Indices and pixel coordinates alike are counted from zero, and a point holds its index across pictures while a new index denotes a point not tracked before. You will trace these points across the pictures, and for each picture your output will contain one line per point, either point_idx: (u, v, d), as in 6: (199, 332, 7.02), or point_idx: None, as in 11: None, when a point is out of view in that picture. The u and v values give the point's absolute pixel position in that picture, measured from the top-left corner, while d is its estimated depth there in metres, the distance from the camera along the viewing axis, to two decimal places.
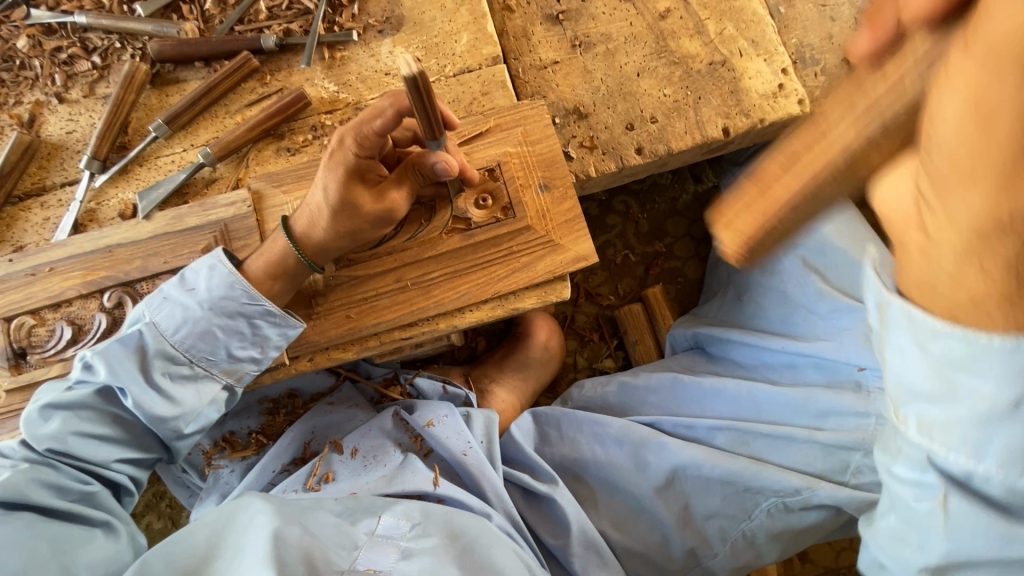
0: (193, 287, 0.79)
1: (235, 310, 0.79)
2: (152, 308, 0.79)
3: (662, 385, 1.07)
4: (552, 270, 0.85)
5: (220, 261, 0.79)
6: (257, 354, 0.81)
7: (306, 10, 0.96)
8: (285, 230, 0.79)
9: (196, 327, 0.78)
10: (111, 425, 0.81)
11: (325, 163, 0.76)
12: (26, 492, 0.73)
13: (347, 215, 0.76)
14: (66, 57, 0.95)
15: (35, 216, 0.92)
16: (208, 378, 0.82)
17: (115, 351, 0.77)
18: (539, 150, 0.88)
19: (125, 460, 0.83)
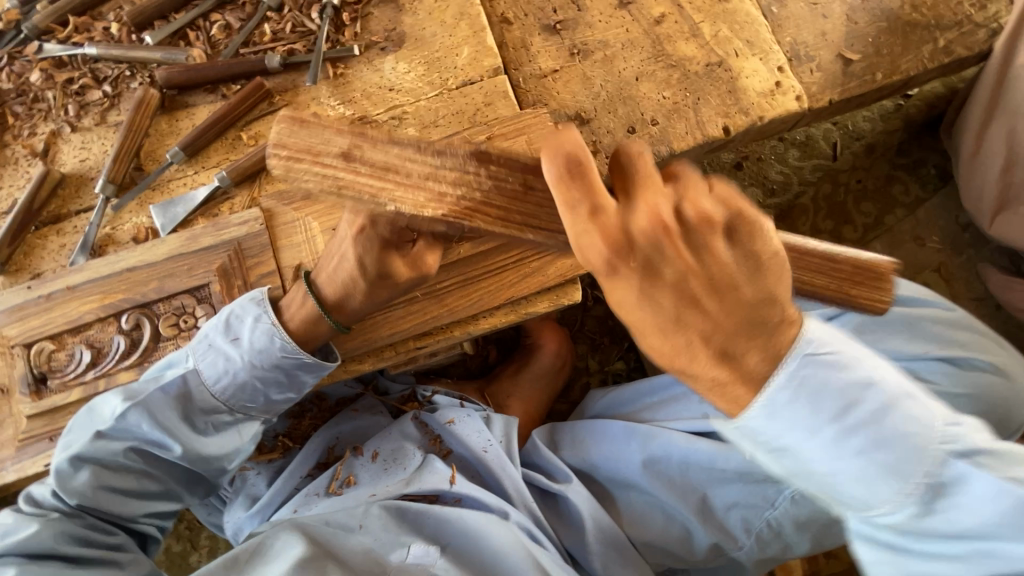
0: (236, 335, 0.80)
1: (275, 362, 0.80)
2: (196, 355, 0.80)
3: (683, 379, 1.04)
4: (563, 274, 0.87)
5: (264, 313, 0.80)
6: (294, 395, 0.84)
7: (310, 31, 0.98)
8: (311, 295, 0.78)
9: (237, 377, 0.80)
10: (141, 479, 0.83)
11: (349, 233, 0.72)
12: (55, 547, 0.76)
13: (382, 281, 0.75)
14: (77, 87, 0.98)
15: (52, 244, 0.93)
16: (247, 422, 0.85)
17: (157, 400, 0.79)
18: (544, 157, 0.90)
19: (152, 513, 0.86)
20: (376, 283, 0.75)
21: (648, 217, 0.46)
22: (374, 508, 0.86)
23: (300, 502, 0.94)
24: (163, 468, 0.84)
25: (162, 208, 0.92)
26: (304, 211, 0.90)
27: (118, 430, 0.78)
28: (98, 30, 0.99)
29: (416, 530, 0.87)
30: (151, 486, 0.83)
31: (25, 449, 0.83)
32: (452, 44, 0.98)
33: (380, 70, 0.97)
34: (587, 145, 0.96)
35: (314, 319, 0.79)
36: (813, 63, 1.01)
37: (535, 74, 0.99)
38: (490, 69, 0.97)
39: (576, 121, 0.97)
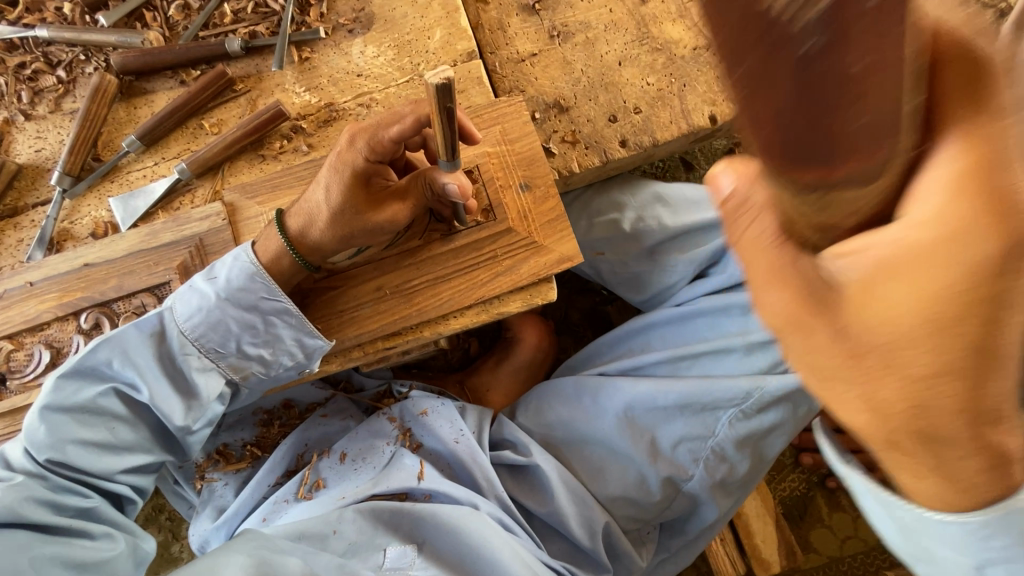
0: (214, 275, 0.78)
1: (252, 303, 0.78)
2: (174, 295, 0.78)
3: (625, 333, 1.04)
4: (537, 272, 0.83)
5: (243, 252, 0.78)
6: (268, 354, 0.81)
7: (274, 12, 0.93)
8: (277, 227, 0.79)
9: (210, 319, 0.77)
10: (111, 427, 0.80)
11: (329, 164, 0.75)
12: (21, 513, 0.72)
13: (345, 219, 0.75)
14: (30, 72, 0.93)
15: (10, 239, 0.90)
16: (217, 371, 0.81)
17: (133, 337, 0.77)
18: (519, 149, 0.85)
19: (129, 471, 0.82)
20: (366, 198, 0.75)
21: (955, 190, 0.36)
22: (347, 513, 0.86)
23: (269, 511, 0.95)
24: (136, 415, 0.81)
25: (121, 201, 0.88)
26: (268, 205, 0.86)
27: (84, 369, 0.77)
28: (50, 11, 0.93)
29: (393, 530, 0.86)
30: (123, 433, 0.80)
31: None
32: (423, 26, 0.92)
33: (348, 54, 0.92)
34: (566, 135, 0.91)
35: (274, 258, 0.78)
36: None
37: (512, 58, 0.94)
38: (464, 53, 0.91)
39: (555, 109, 0.92)
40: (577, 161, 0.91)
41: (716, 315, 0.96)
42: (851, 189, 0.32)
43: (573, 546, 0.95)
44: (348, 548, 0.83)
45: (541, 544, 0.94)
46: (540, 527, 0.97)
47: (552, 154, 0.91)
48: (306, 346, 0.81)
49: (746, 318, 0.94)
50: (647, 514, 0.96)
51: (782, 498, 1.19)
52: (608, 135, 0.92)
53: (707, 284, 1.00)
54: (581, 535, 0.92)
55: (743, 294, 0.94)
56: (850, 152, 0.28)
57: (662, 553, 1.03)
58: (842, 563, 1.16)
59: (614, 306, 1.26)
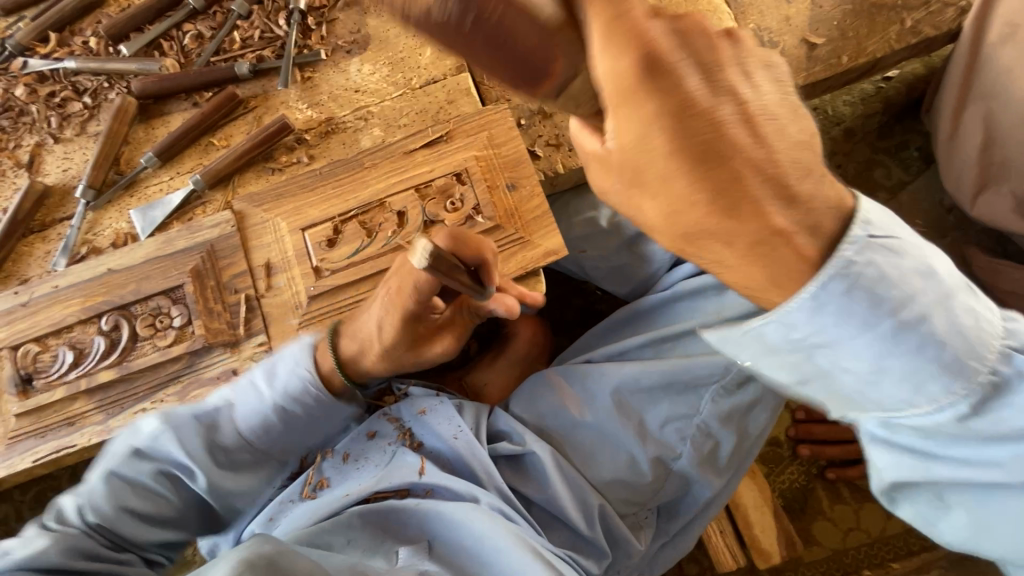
0: (271, 371, 0.81)
1: (306, 406, 0.80)
2: (234, 389, 0.81)
3: (612, 324, 1.09)
4: (524, 267, 0.87)
5: (305, 370, 0.79)
6: (323, 421, 0.88)
7: (278, 38, 1.01)
8: (330, 345, 0.83)
9: (263, 412, 0.79)
10: (159, 508, 0.79)
11: (367, 254, 0.79)
12: (60, 565, 0.71)
13: (383, 276, 0.80)
14: (59, 100, 1.02)
15: (38, 251, 0.97)
16: (272, 457, 0.84)
17: (190, 425, 0.78)
18: (504, 152, 0.91)
19: (163, 546, 0.82)
20: (392, 292, 0.78)
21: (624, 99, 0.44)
22: (355, 520, 0.89)
23: (275, 511, 0.98)
24: (185, 496, 0.81)
25: (141, 212, 0.95)
26: (273, 212, 0.93)
27: (153, 450, 0.78)
28: (78, 44, 1.03)
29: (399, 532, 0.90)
30: (172, 513, 0.80)
31: (15, 446, 0.87)
32: (415, 45, 1.00)
33: (346, 72, 1.00)
34: (550, 139, 0.97)
35: None
36: (778, 49, 1.01)
37: None
38: (453, 67, 0.98)
39: (539, 115, 0.98)
40: (561, 163, 0.97)
41: (693, 297, 1.00)
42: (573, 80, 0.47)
43: (573, 534, 0.97)
44: (364, 553, 0.86)
45: (542, 532, 0.96)
46: (541, 516, 0.98)
47: (537, 157, 0.97)
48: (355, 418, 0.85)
49: (721, 299, 0.97)
50: (641, 496, 0.98)
51: (782, 491, 1.20)
52: None
53: (682, 271, 1.04)
54: (579, 522, 0.94)
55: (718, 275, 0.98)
56: (546, 59, 0.45)
57: (663, 538, 1.04)
58: (846, 555, 1.16)
59: (607, 305, 1.30)
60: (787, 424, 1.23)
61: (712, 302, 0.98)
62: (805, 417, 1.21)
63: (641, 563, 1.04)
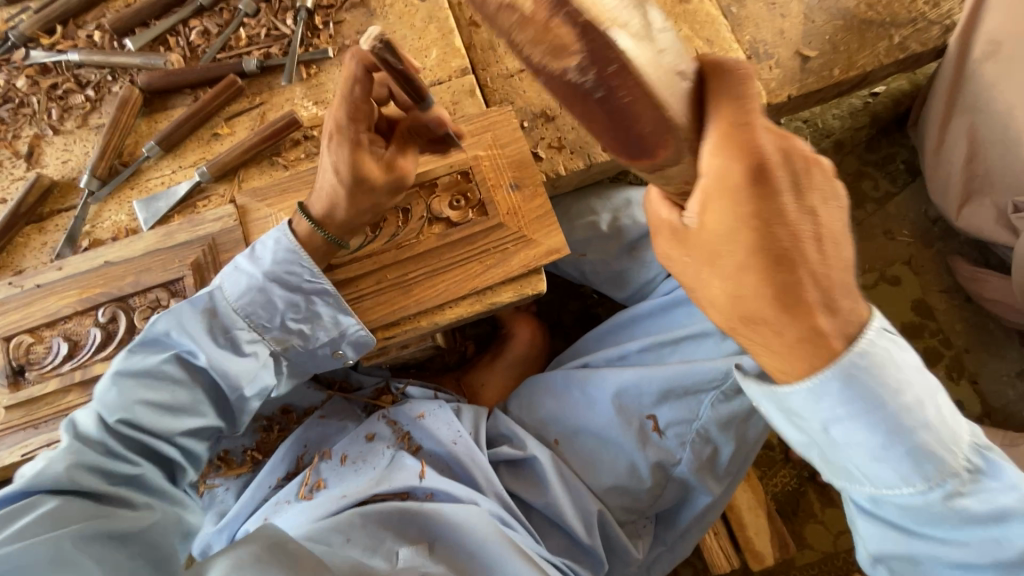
0: (258, 257, 0.82)
1: (296, 282, 0.82)
2: (222, 276, 0.82)
3: (614, 326, 1.10)
4: (527, 264, 0.89)
5: (285, 235, 0.82)
6: (307, 329, 0.84)
7: (285, 35, 1.02)
8: (304, 216, 0.83)
9: (257, 294, 0.80)
10: (172, 395, 0.80)
11: (328, 146, 0.78)
12: (74, 478, 0.73)
13: (360, 192, 0.79)
14: (61, 92, 1.01)
15: (35, 242, 0.96)
16: (263, 343, 0.83)
17: (185, 312, 0.80)
18: (509, 153, 0.93)
19: (186, 435, 0.82)
20: (355, 191, 0.78)
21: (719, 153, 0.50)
22: (357, 518, 0.86)
23: (271, 511, 0.95)
24: (196, 381, 0.82)
25: (144, 203, 0.95)
26: (277, 207, 0.93)
27: (152, 342, 0.80)
28: (82, 38, 1.03)
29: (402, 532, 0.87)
30: (184, 398, 0.81)
31: (4, 439, 0.85)
32: (421, 47, 1.01)
33: None
34: (552, 142, 0.99)
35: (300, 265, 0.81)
36: (773, 61, 1.04)
37: (502, 74, 1.03)
38: (458, 69, 1.00)
39: (542, 119, 1.00)
40: (564, 165, 0.99)
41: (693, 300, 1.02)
42: (672, 165, 0.52)
43: (571, 542, 0.96)
44: (364, 551, 0.82)
45: (540, 539, 0.95)
46: (539, 523, 0.98)
47: (540, 159, 0.99)
48: (339, 323, 0.85)
49: None
50: (640, 502, 0.98)
51: (775, 494, 1.21)
52: (591, 141, 1.00)
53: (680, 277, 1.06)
54: (578, 527, 0.93)
55: None
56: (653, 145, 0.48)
57: (660, 545, 1.04)
58: (837, 558, 1.18)
59: (604, 309, 1.32)
60: (780, 428, 1.25)
61: None
62: None
63: (638, 571, 1.04)
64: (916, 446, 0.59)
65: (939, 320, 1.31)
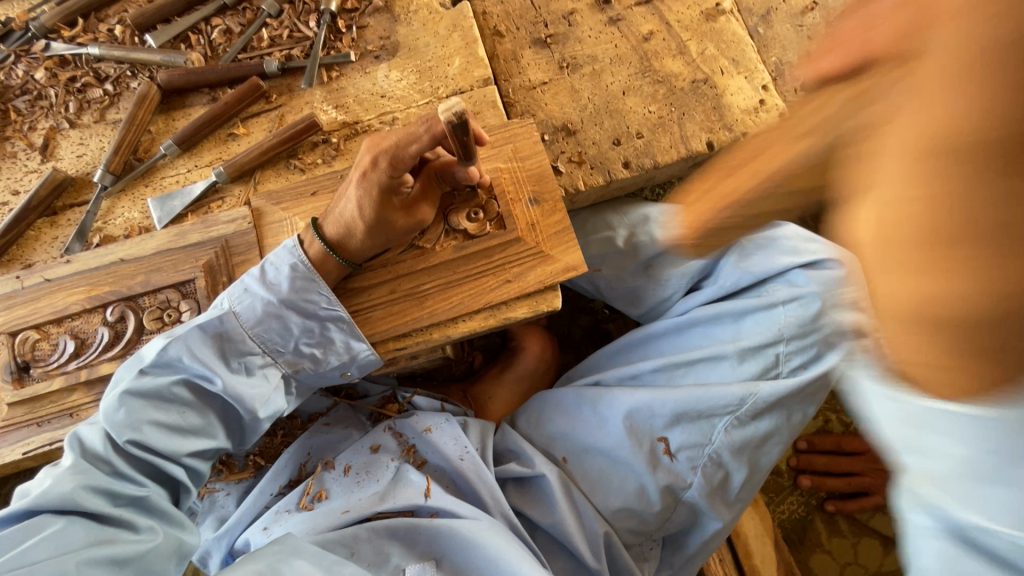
0: (273, 282, 0.81)
1: (311, 311, 0.82)
2: (231, 297, 0.80)
3: (626, 345, 1.08)
4: (544, 280, 0.87)
5: (300, 260, 0.81)
6: (319, 354, 0.84)
7: (307, 38, 1.01)
8: (315, 235, 0.82)
9: (273, 320, 0.81)
10: (183, 415, 0.80)
11: (357, 181, 0.79)
12: (79, 500, 0.72)
13: (382, 230, 0.81)
14: (79, 85, 1.00)
15: (45, 236, 0.95)
16: (274, 366, 0.84)
17: (196, 336, 0.78)
18: (529, 165, 0.92)
19: (194, 456, 0.81)
20: (375, 226, 0.80)
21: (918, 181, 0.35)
22: (362, 533, 0.85)
23: (271, 520, 0.93)
24: (204, 402, 0.81)
25: (159, 201, 0.93)
26: (292, 211, 0.91)
27: (161, 365, 0.78)
28: (103, 32, 1.02)
29: (409, 548, 0.86)
30: (196, 419, 0.80)
31: (5, 436, 0.84)
32: (444, 55, 1.00)
33: (373, 77, 1.00)
34: (573, 156, 0.98)
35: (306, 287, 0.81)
36: (799, 83, 1.03)
37: (524, 86, 1.02)
38: (480, 79, 0.99)
39: (563, 132, 0.99)
40: (583, 180, 0.98)
41: (708, 323, 1.00)
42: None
43: (577, 565, 0.94)
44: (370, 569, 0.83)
45: (545, 561, 0.93)
46: (545, 544, 0.96)
47: (559, 173, 0.98)
48: (351, 349, 0.85)
49: (737, 326, 0.98)
50: (648, 526, 0.96)
51: (781, 520, 1.20)
52: (612, 157, 0.98)
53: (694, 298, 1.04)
54: (585, 550, 0.91)
55: (735, 303, 0.98)
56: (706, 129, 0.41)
57: (666, 570, 1.02)
58: None
59: (615, 325, 1.30)
60: (789, 453, 1.23)
61: (726, 329, 0.98)
62: (807, 447, 1.22)
63: None
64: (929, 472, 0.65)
65: None
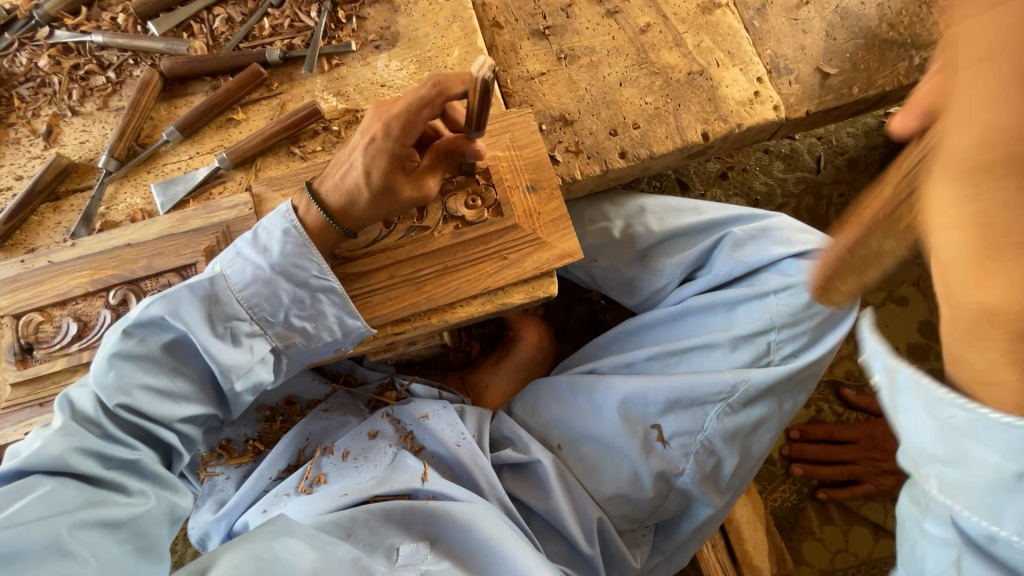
0: (265, 246, 0.80)
1: (302, 280, 0.81)
2: (223, 260, 0.80)
3: (621, 334, 1.10)
4: (540, 267, 0.88)
5: (293, 225, 0.80)
6: (310, 328, 0.83)
7: (308, 27, 1.02)
8: (314, 202, 0.81)
9: (263, 286, 0.79)
10: (172, 378, 0.80)
11: (365, 148, 0.78)
12: (70, 463, 0.72)
13: (384, 199, 0.80)
14: (82, 73, 1.01)
15: (48, 221, 0.96)
16: (263, 337, 0.82)
17: (184, 298, 0.77)
18: (527, 154, 0.93)
19: (184, 421, 0.82)
20: (378, 196, 0.80)
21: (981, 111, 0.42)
22: (359, 514, 0.86)
23: (270, 503, 0.95)
24: (191, 367, 0.82)
25: (162, 187, 0.95)
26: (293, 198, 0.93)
27: (147, 326, 0.77)
28: (106, 20, 1.03)
29: (404, 529, 0.86)
30: (185, 385, 0.81)
31: (7, 416, 0.85)
32: (443, 45, 1.02)
33: (374, 66, 1.01)
34: (570, 146, 1.00)
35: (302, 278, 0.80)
36: (793, 75, 1.05)
37: (522, 76, 1.03)
38: None
39: (560, 122, 1.00)
40: (580, 169, 0.99)
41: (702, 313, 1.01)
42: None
43: (571, 550, 0.96)
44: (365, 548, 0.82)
45: (540, 545, 0.94)
46: (539, 528, 0.97)
47: (556, 162, 0.99)
48: (344, 325, 0.84)
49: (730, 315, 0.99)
50: (641, 512, 0.98)
51: (774, 508, 1.21)
52: (608, 146, 1.00)
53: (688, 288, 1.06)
54: (578, 534, 0.93)
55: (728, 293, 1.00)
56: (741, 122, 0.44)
57: (658, 555, 1.04)
58: None
59: (610, 316, 1.32)
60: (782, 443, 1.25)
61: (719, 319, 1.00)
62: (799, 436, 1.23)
63: None
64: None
65: None
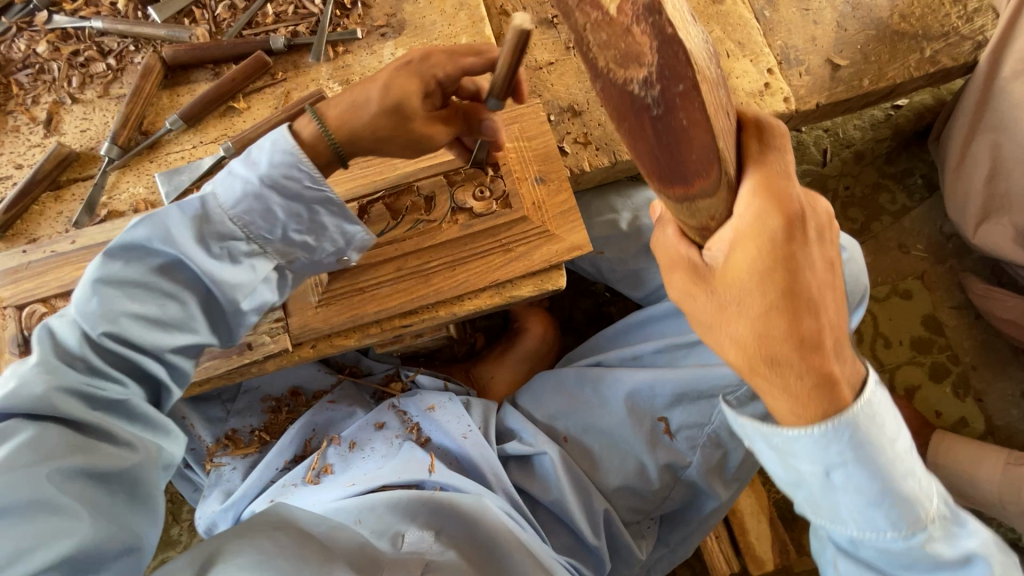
0: (253, 160, 0.73)
1: (295, 192, 0.74)
2: (213, 181, 0.75)
3: (627, 327, 1.10)
4: (549, 259, 0.88)
5: (280, 133, 0.73)
6: (312, 241, 0.78)
7: (312, 14, 1.00)
8: (319, 119, 0.74)
9: (253, 200, 0.73)
10: (161, 304, 0.72)
11: (396, 69, 0.73)
12: (56, 402, 0.67)
13: (394, 133, 0.74)
14: (82, 59, 0.99)
15: (50, 211, 0.95)
16: (262, 257, 0.77)
17: (173, 216, 0.72)
18: (536, 145, 0.92)
19: (178, 353, 0.75)
20: (395, 121, 0.73)
21: (752, 199, 0.54)
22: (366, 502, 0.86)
23: (277, 493, 0.95)
24: (186, 290, 0.74)
25: (166, 176, 0.93)
26: None
27: (130, 250, 0.72)
28: (105, 5, 1.01)
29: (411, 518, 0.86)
30: (176, 312, 0.73)
31: None
32: (451, 33, 1.00)
33: (380, 55, 1.00)
34: (579, 137, 0.99)
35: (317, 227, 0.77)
36: (803, 67, 1.03)
37: (531, 66, 1.02)
38: None
39: (569, 113, 0.99)
40: (588, 161, 0.98)
41: None
42: (705, 198, 0.53)
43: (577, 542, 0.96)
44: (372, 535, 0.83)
45: (545, 536, 0.95)
46: (545, 520, 0.98)
47: (565, 153, 0.98)
48: (345, 233, 0.79)
49: None
50: (647, 504, 0.98)
51: (776, 500, 1.22)
52: (617, 138, 0.99)
53: None
54: (584, 526, 0.93)
55: None
56: (694, 174, 0.51)
57: (663, 547, 1.04)
58: None
59: (615, 308, 1.32)
60: None
61: None
62: None
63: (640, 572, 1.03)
64: (903, 493, 0.61)
65: (948, 336, 1.31)
